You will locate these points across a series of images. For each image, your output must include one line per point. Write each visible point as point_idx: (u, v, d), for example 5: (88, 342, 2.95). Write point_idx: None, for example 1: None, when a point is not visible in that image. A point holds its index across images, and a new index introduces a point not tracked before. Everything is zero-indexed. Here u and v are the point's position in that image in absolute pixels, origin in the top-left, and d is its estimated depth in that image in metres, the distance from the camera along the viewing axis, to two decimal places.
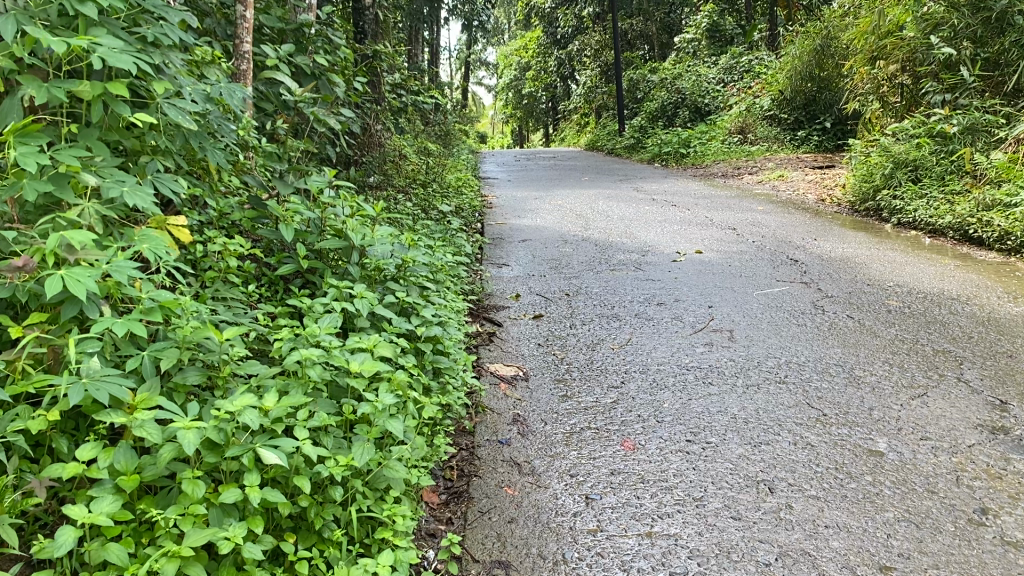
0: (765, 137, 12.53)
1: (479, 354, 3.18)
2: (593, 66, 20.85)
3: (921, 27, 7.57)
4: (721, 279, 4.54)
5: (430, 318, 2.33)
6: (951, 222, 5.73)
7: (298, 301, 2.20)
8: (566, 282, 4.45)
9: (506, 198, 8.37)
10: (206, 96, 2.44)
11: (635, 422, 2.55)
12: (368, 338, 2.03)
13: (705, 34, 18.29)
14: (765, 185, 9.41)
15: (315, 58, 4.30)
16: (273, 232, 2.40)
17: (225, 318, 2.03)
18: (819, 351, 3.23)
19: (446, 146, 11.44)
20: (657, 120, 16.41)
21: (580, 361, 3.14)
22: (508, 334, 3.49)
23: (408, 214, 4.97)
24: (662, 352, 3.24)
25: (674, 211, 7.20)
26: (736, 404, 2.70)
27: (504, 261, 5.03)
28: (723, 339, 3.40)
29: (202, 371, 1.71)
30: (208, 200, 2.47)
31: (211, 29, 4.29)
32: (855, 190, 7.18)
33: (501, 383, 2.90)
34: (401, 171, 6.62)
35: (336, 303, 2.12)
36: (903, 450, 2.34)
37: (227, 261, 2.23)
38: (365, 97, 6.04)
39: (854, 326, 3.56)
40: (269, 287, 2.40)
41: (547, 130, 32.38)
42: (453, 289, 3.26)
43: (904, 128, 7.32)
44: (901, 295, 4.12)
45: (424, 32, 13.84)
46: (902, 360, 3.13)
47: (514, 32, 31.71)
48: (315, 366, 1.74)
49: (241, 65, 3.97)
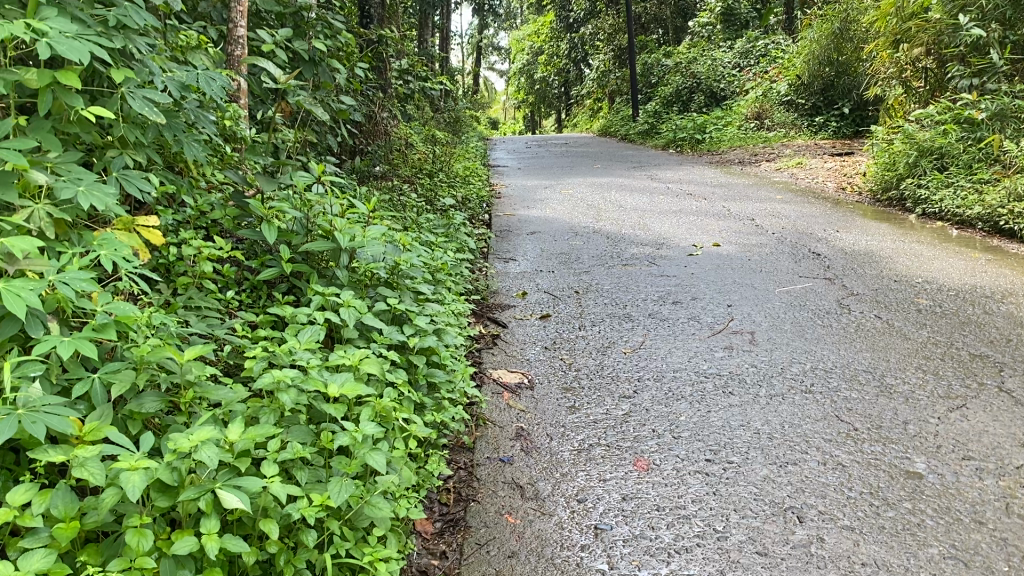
0: (782, 123, 12.26)
1: (481, 360, 2.99)
2: (606, 51, 20.52)
3: (948, 9, 7.30)
4: (739, 274, 4.33)
5: (426, 327, 2.13)
6: (980, 212, 5.49)
7: (278, 309, 1.99)
8: (576, 279, 4.25)
9: (514, 187, 8.16)
10: (181, 84, 2.25)
11: (649, 438, 2.35)
12: (354, 353, 1.83)
13: (720, 19, 17.98)
14: (783, 172, 9.16)
15: (313, 42, 4.10)
16: (255, 233, 2.20)
17: (195, 331, 1.83)
18: (847, 356, 3.02)
19: (455, 134, 11.24)
20: (671, 105, 16.06)
21: (589, 366, 2.94)
22: (513, 336, 3.29)
23: (411, 207, 4.77)
24: (678, 356, 3.04)
25: (690, 201, 6.98)
26: (759, 417, 2.49)
27: (511, 255, 4.84)
28: (744, 342, 3.19)
29: (162, 396, 1.51)
30: (186, 197, 2.28)
31: (206, 13, 4.11)
32: (877, 178, 6.92)
33: (503, 392, 2.70)
34: (407, 161, 6.43)
35: (320, 313, 1.91)
36: (944, 472, 2.14)
37: (202, 265, 2.04)
38: (369, 84, 5.86)
39: (882, 328, 3.35)
40: (250, 292, 2.20)
41: (558, 117, 32.05)
42: (454, 289, 3.07)
43: (928, 114, 7.06)
44: (931, 292, 3.90)
45: (434, 17, 13.63)
46: (937, 366, 2.91)
47: (527, 17, 31.33)
48: (288, 389, 1.54)
49: (237, 51, 3.76)
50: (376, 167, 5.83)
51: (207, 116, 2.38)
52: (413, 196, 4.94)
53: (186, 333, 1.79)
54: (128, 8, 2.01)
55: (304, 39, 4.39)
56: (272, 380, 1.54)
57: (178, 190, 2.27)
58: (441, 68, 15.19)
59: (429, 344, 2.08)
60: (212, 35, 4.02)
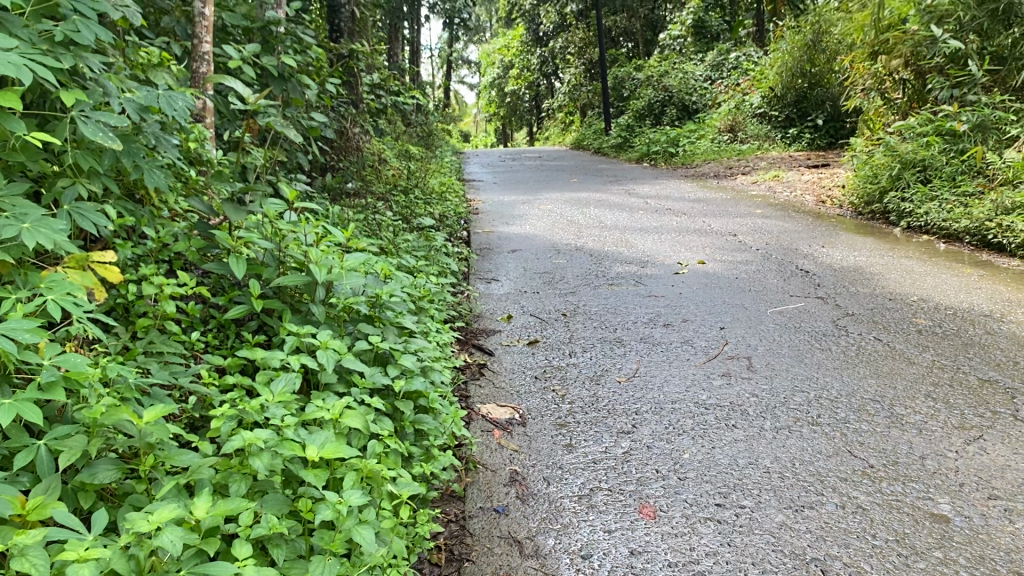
0: (756, 135, 12.21)
1: (468, 394, 2.81)
2: (577, 64, 20.47)
3: (925, 20, 7.25)
4: (729, 294, 4.19)
5: (412, 367, 1.95)
6: (967, 226, 5.40)
7: (248, 352, 1.81)
8: (562, 300, 4.08)
9: (491, 203, 8.00)
10: (141, 107, 2.08)
11: (653, 480, 2.18)
12: (333, 404, 1.65)
13: (691, 31, 17.96)
14: (760, 185, 9.07)
15: (283, 57, 3.94)
16: (222, 265, 2.02)
17: (156, 382, 1.64)
18: (851, 383, 2.86)
19: (428, 149, 11.09)
20: (643, 119, 15.96)
21: (583, 398, 2.77)
22: (501, 365, 3.11)
23: (387, 227, 4.59)
24: (675, 385, 2.88)
25: (670, 217, 6.85)
26: (768, 454, 2.34)
27: (492, 275, 4.68)
28: (742, 368, 3.04)
29: (118, 464, 1.33)
30: (146, 228, 2.10)
31: (170, 28, 3.95)
32: (858, 192, 6.83)
33: (494, 430, 2.52)
34: (381, 177, 6.27)
35: (295, 358, 1.73)
36: (972, 515, 1.99)
37: (164, 304, 1.85)
38: (341, 99, 5.70)
39: (885, 351, 3.21)
40: (217, 331, 2.00)
41: (529, 131, 31.97)
42: (437, 318, 2.89)
43: (909, 126, 6.98)
44: (928, 312, 3.77)
45: (405, 31, 13.52)
46: (947, 393, 2.77)
47: (497, 31, 31.27)
48: (261, 453, 1.37)
49: (202, 68, 3.65)
50: (349, 185, 5.65)
51: (170, 139, 2.20)
52: (389, 215, 4.76)
53: (146, 386, 1.61)
54: (79, 22, 1.85)
55: (273, 55, 4.21)
56: (243, 442, 1.36)
57: (138, 221, 2.08)
58: (412, 82, 15.05)
59: (416, 387, 1.90)
60: (176, 51, 3.84)
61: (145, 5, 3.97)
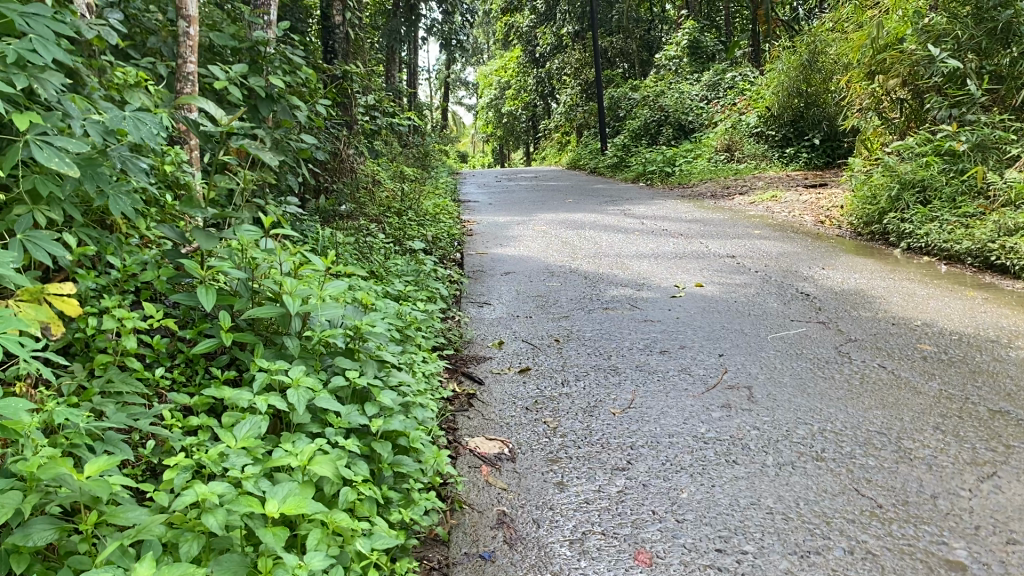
0: (752, 154, 12.15)
1: (456, 427, 2.68)
2: (573, 84, 20.49)
3: (922, 39, 7.16)
4: (728, 318, 4.07)
5: (391, 406, 1.82)
6: (969, 247, 5.29)
7: (215, 391, 1.69)
8: (556, 325, 3.96)
9: (486, 224, 7.91)
10: (105, 129, 1.97)
11: (650, 523, 2.05)
12: (302, 449, 1.53)
13: (686, 51, 17.93)
14: (757, 206, 8.97)
15: (270, 77, 3.84)
16: (190, 296, 1.90)
17: (110, 426, 1.52)
18: (856, 415, 2.74)
19: (424, 169, 11.03)
20: (639, 138, 15.92)
21: (576, 431, 2.65)
22: (491, 395, 2.99)
23: (378, 250, 4.48)
24: (672, 418, 2.75)
25: (667, 239, 6.75)
26: (770, 493, 2.21)
27: (484, 299, 4.57)
28: (742, 399, 2.92)
29: (57, 522, 1.21)
30: (113, 257, 1.98)
31: (156, 48, 3.86)
32: (858, 212, 6.74)
33: (481, 466, 2.39)
34: (374, 199, 6.18)
35: (263, 398, 1.61)
36: (990, 562, 1.87)
37: (126, 339, 1.73)
38: (333, 121, 5.62)
39: (890, 380, 3.09)
40: (184, 367, 1.88)
41: (526, 151, 31.95)
42: (424, 346, 2.77)
43: (908, 146, 6.90)
44: (933, 337, 3.65)
45: (399, 53, 13.51)
46: (956, 426, 2.64)
47: (493, 52, 31.32)
48: (215, 510, 1.25)
49: (186, 88, 3.56)
50: (341, 208, 5.55)
51: (139, 163, 2.09)
52: (380, 237, 4.66)
53: (99, 430, 1.48)
54: (36, 41, 1.75)
55: (260, 76, 4.10)
56: (195, 497, 1.25)
57: (103, 249, 1.97)
58: (409, 104, 15.02)
59: (395, 426, 1.78)
60: (161, 71, 3.74)
61: (129, 25, 3.87)
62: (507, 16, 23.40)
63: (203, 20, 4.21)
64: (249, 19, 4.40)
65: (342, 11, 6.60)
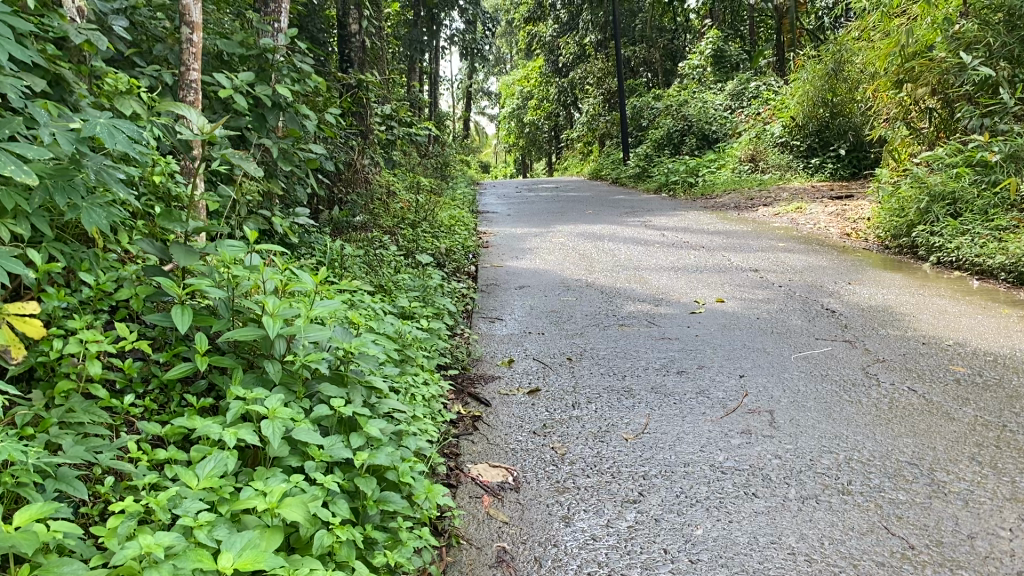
0: (777, 165, 11.96)
1: (459, 453, 2.54)
2: (596, 94, 20.33)
3: (953, 47, 6.93)
4: (749, 336, 3.91)
5: (379, 436, 1.67)
6: (1003, 262, 5.10)
7: (187, 421, 1.56)
8: (569, 342, 3.81)
9: (503, 235, 7.77)
10: (80, 138, 1.87)
11: (661, 563, 1.90)
12: (273, 488, 1.39)
13: (710, 60, 17.75)
14: (781, 217, 8.79)
15: (279, 85, 3.73)
16: (165, 316, 1.77)
17: (65, 461, 1.39)
18: (885, 443, 2.57)
19: (443, 180, 10.92)
20: (662, 149, 15.74)
21: (585, 458, 2.49)
22: (497, 418, 2.84)
23: (388, 263, 4.36)
24: (688, 445, 2.59)
25: (688, 251, 6.58)
26: (792, 530, 2.05)
27: (496, 314, 4.43)
28: (763, 424, 2.76)
29: None
30: (88, 274, 1.87)
31: (162, 55, 3.76)
32: (885, 225, 6.56)
33: (483, 496, 2.25)
34: (389, 210, 6.06)
35: (235, 430, 1.48)
36: None
37: (91, 364, 1.60)
38: (347, 131, 5.52)
39: (921, 405, 2.91)
40: (157, 393, 1.74)
41: (548, 161, 31.82)
42: (426, 367, 2.63)
43: (938, 157, 6.70)
44: (967, 358, 3.47)
45: (420, 63, 13.43)
46: (994, 457, 2.47)
47: (516, 62, 31.27)
48: (161, 565, 1.11)
49: (190, 96, 3.41)
50: (355, 219, 5.44)
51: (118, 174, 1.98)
52: (390, 249, 4.52)
53: (51, 466, 1.35)
54: None
55: (268, 83, 3.97)
56: (140, 550, 1.12)
57: (77, 267, 1.88)
58: (430, 113, 14.95)
59: (382, 459, 1.63)
60: (166, 79, 3.62)
61: (136, 32, 3.78)
62: (530, 26, 23.28)
63: (213, 28, 4.11)
64: (258, 27, 4.27)
65: (359, 19, 6.49)
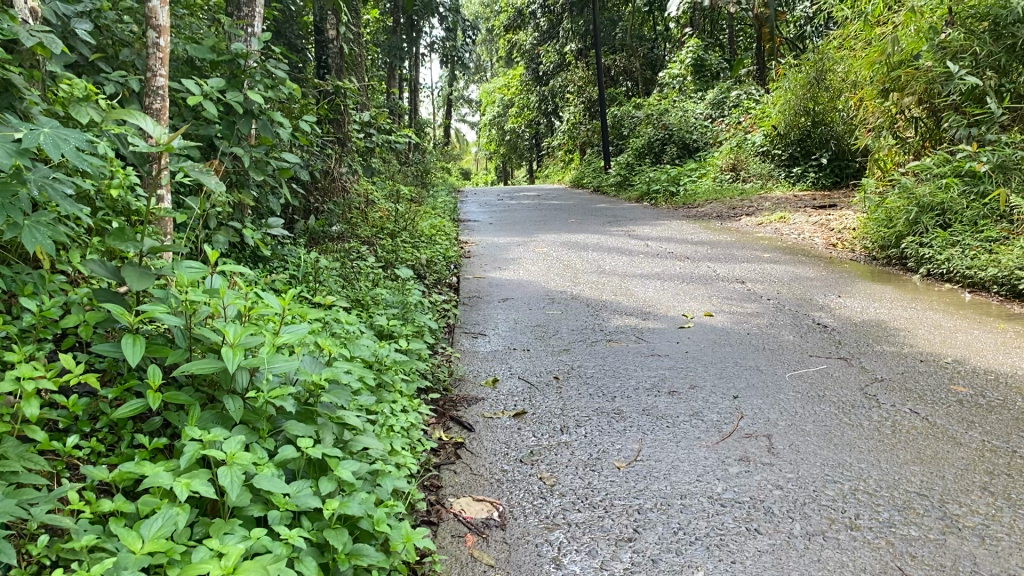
0: (759, 173, 11.92)
1: (440, 485, 2.37)
2: (577, 102, 20.23)
3: (938, 56, 6.87)
4: (741, 353, 3.77)
5: (351, 480, 1.51)
6: (995, 275, 4.99)
7: (135, 467, 1.39)
8: (556, 360, 3.65)
9: (485, 245, 7.62)
10: (21, 149, 1.71)
11: None
12: (230, 548, 1.23)
13: (691, 69, 17.70)
14: (765, 227, 8.68)
15: (251, 92, 3.56)
16: (115, 346, 1.59)
17: None
18: (892, 472, 2.43)
19: (423, 188, 10.76)
20: (644, 157, 15.63)
21: (576, 490, 2.34)
22: (481, 445, 2.68)
23: (366, 275, 4.20)
24: (684, 474, 2.44)
25: (672, 262, 6.45)
26: (800, 572, 1.90)
27: (479, 329, 4.27)
28: (761, 450, 2.61)
29: None
30: (31, 299, 1.71)
31: (129, 61, 3.58)
32: (872, 235, 6.46)
33: (467, 535, 2.09)
34: (369, 220, 5.90)
35: (187, 482, 1.32)
36: None
37: (26, 404, 1.43)
38: (324, 140, 5.36)
39: (925, 429, 2.78)
40: (106, 433, 1.58)
41: (530, 168, 31.71)
42: (404, 393, 2.47)
43: (926, 167, 6.59)
44: (967, 377, 3.34)
45: (399, 70, 13.27)
46: (1007, 487, 2.33)
47: (496, 70, 31.16)
48: None
49: (155, 103, 3.17)
50: (332, 229, 5.27)
51: (66, 187, 1.82)
52: (368, 261, 4.36)
53: None
54: None
55: (239, 89, 3.80)
56: None
57: (20, 290, 1.73)
58: (410, 120, 14.81)
59: (353, 507, 1.47)
60: (132, 86, 3.45)
61: (101, 36, 3.60)
62: (510, 34, 23.17)
63: (182, 32, 3.93)
64: (230, 31, 4.10)
65: (336, 25, 6.34)
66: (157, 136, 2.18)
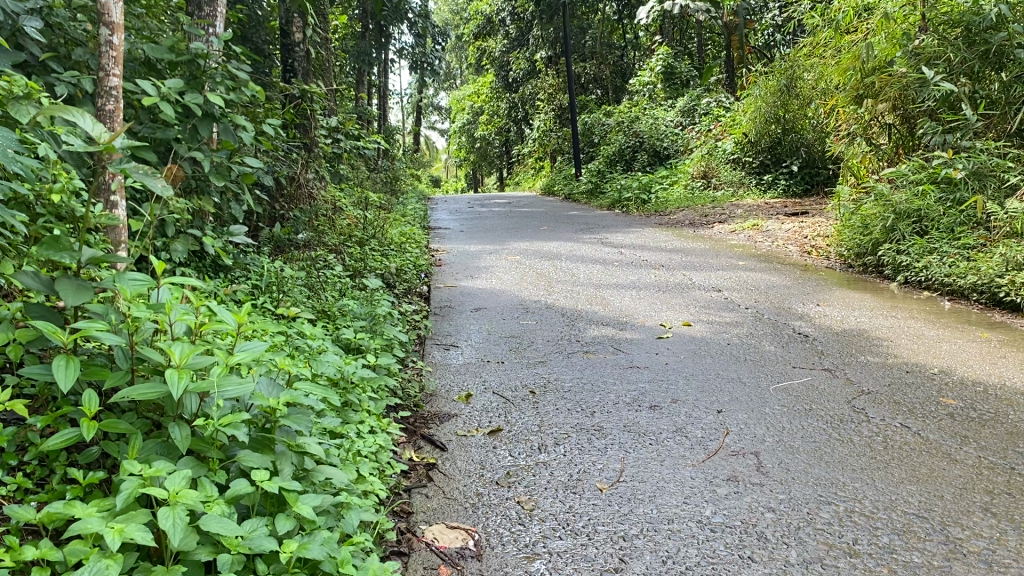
0: (729, 181, 11.90)
1: (412, 511, 2.22)
2: (547, 110, 20.14)
3: (912, 62, 6.83)
4: (722, 364, 3.65)
5: (311, 518, 1.36)
6: (974, 282, 4.92)
7: (64, 507, 1.23)
8: (531, 372, 3.51)
9: (455, 253, 7.47)
10: None
11: None
12: None
13: (661, 77, 17.65)
14: (739, 234, 8.61)
15: (208, 93, 3.35)
16: (47, 369, 1.42)
17: None
18: (888, 491, 2.31)
19: (392, 195, 10.60)
20: (615, 164, 15.57)
21: (556, 514, 2.19)
22: (454, 466, 2.53)
23: (334, 285, 4.04)
24: (670, 496, 2.30)
25: (647, 270, 6.34)
26: None
27: (451, 340, 4.11)
28: (750, 470, 2.48)
29: None
30: None
31: (82, 61, 3.41)
32: (848, 243, 6.40)
33: (440, 567, 1.93)
34: (336, 228, 5.74)
35: (119, 527, 1.15)
36: None
37: None
38: (290, 145, 5.20)
39: (919, 445, 2.66)
40: (36, 466, 1.42)
41: (500, 176, 31.57)
42: (372, 411, 2.31)
43: (902, 174, 6.51)
44: (955, 389, 3.24)
45: (368, 76, 13.09)
46: (1008, 507, 2.22)
47: (465, 77, 31.01)
48: None
49: (109, 105, 2.94)
50: (298, 237, 5.10)
51: None
52: (336, 270, 4.20)
53: None
54: None
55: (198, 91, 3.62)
56: None
57: None
58: (379, 127, 14.63)
59: (314, 549, 1.31)
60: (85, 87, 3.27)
61: (53, 34, 3.42)
62: (479, 41, 23.04)
63: (140, 31, 3.76)
64: (189, 30, 3.92)
65: (303, 28, 6.17)
66: (96, 134, 1.98)
